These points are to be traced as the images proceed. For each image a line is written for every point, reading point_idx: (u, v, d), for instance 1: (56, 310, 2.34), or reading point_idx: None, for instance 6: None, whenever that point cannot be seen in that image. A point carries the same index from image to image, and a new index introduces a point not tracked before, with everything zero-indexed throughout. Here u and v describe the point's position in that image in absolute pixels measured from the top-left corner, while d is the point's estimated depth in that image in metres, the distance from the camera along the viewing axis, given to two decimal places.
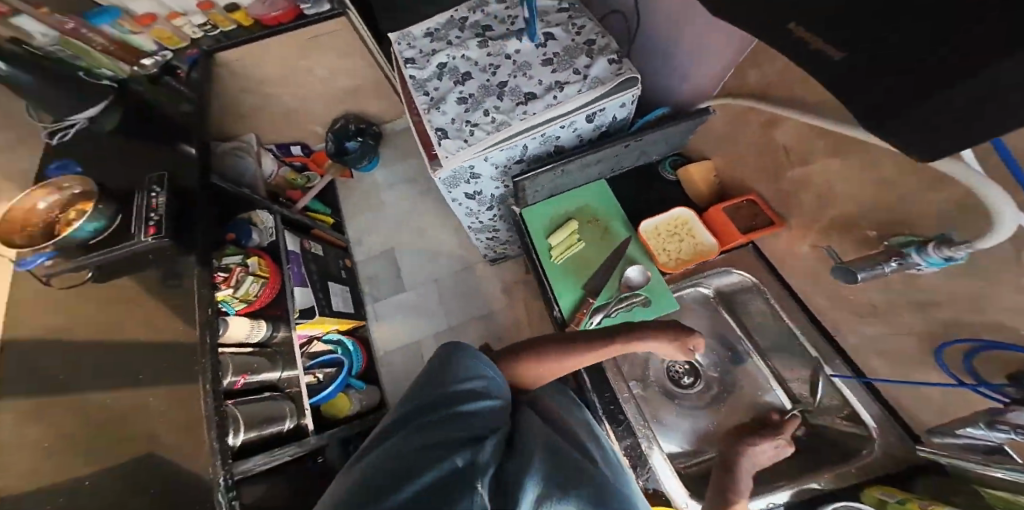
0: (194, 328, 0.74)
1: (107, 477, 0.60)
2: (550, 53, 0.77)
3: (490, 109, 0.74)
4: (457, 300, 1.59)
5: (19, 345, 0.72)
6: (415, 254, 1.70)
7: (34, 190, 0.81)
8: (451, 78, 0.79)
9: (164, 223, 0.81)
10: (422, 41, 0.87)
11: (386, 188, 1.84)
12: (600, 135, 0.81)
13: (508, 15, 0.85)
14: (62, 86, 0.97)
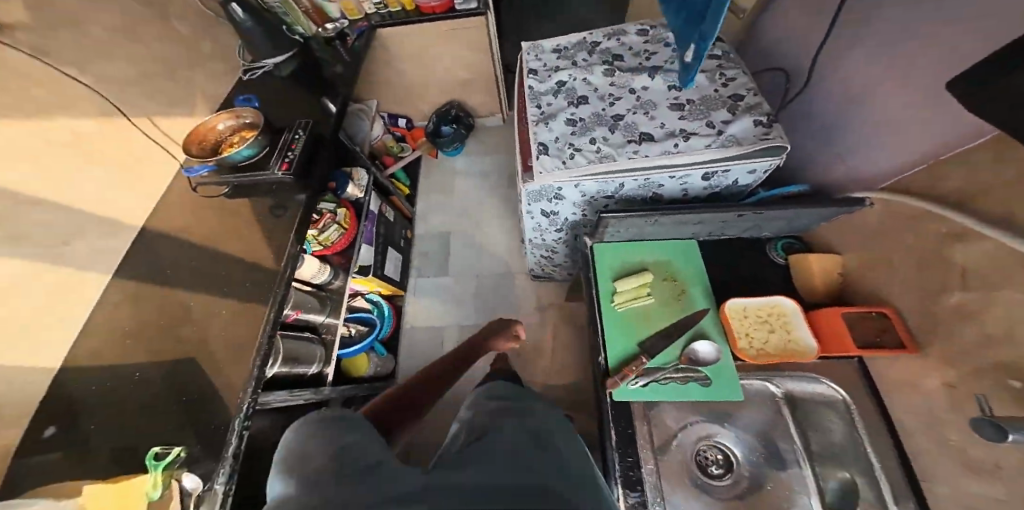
0: (281, 259, 0.84)
1: (153, 372, 0.68)
2: (681, 99, 0.72)
3: (598, 138, 0.70)
4: (493, 300, 1.59)
5: (147, 234, 0.84)
6: (469, 244, 1.73)
7: (219, 113, 0.93)
8: (567, 98, 0.77)
9: (295, 163, 0.89)
10: (550, 56, 0.86)
11: (462, 176, 1.91)
12: (711, 195, 0.73)
13: (645, 49, 0.82)
14: (270, 34, 1.17)
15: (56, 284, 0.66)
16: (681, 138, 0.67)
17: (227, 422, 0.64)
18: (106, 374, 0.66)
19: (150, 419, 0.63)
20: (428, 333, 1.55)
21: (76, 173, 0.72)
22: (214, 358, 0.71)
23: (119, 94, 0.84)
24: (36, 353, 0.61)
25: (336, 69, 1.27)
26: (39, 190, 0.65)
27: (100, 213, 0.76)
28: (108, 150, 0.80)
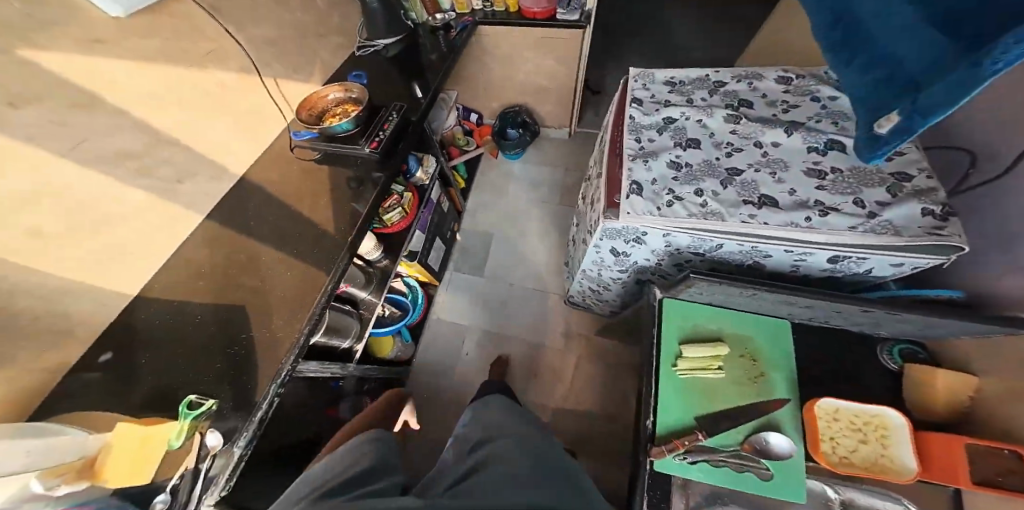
0: (350, 233, 0.85)
1: (212, 318, 0.71)
2: (818, 164, 0.63)
3: (706, 191, 0.63)
4: (526, 316, 1.52)
5: (244, 186, 0.90)
6: (511, 252, 1.66)
7: (330, 85, 1.00)
8: (674, 137, 0.71)
9: (384, 143, 0.94)
10: (661, 87, 0.80)
11: (517, 182, 1.85)
12: (829, 277, 0.64)
13: (781, 100, 0.74)
14: (387, 16, 1.22)
15: (165, 216, 0.74)
16: (817, 211, 0.59)
17: (260, 387, 0.65)
18: (178, 306, 0.72)
19: (201, 362, 0.66)
20: (449, 330, 1.51)
21: (203, 118, 0.80)
22: (269, 317, 0.72)
23: (257, 54, 0.93)
24: (124, 276, 0.68)
25: (439, 58, 1.28)
26: (169, 129, 0.74)
27: (214, 158, 0.83)
28: (234, 101, 0.88)
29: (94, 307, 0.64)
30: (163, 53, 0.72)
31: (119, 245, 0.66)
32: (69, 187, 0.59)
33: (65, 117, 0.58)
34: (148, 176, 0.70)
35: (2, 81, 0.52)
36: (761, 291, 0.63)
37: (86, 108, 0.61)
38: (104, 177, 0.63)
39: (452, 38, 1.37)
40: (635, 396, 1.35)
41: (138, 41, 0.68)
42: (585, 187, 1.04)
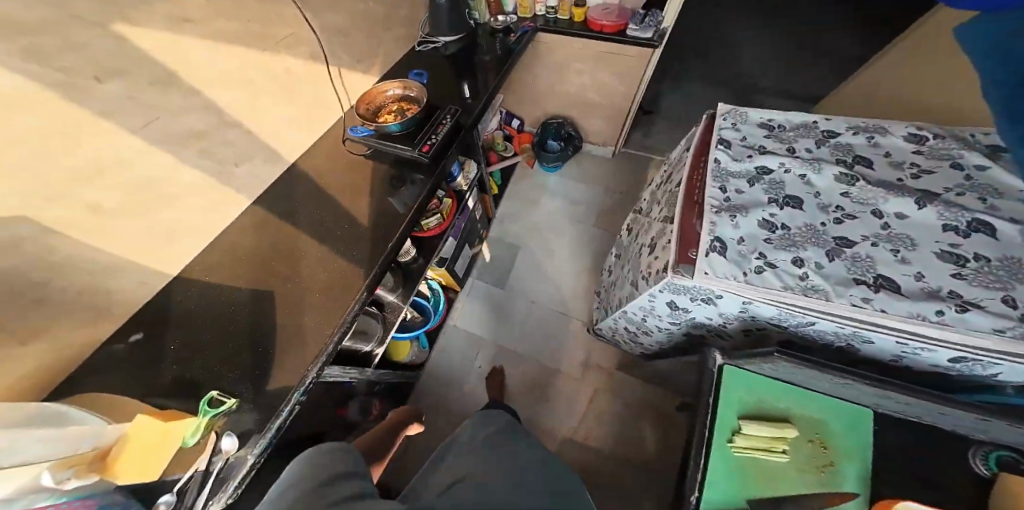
0: (392, 238, 0.81)
1: (246, 312, 0.71)
2: (953, 245, 0.54)
3: (808, 261, 0.55)
4: (544, 341, 1.39)
5: (294, 175, 0.90)
6: (536, 269, 1.52)
7: (393, 82, 0.97)
8: (768, 191, 0.63)
9: (435, 148, 0.92)
10: (757, 133, 0.73)
11: (549, 195, 1.70)
12: (940, 370, 0.57)
13: (902, 161, 0.66)
14: (452, 13, 1.19)
15: (215, 200, 0.75)
16: (954, 305, 0.49)
17: (280, 395, 0.63)
18: (216, 291, 0.72)
19: (227, 356, 0.66)
20: (460, 341, 1.41)
21: (265, 105, 0.80)
22: (301, 319, 0.70)
23: (328, 44, 0.92)
24: (169, 257, 0.68)
25: (500, 61, 1.22)
26: (234, 111, 0.74)
27: (270, 142, 0.83)
28: (298, 89, 0.88)
29: (137, 281, 0.64)
30: (239, 36, 0.72)
31: (171, 223, 0.67)
32: (133, 162, 0.59)
33: (139, 94, 0.58)
34: (207, 157, 0.70)
35: (99, 56, 0.53)
36: (855, 381, 0.57)
37: (163, 86, 0.61)
38: (167, 155, 0.64)
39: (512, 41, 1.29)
40: (655, 444, 1.22)
41: (221, 22, 0.68)
42: (637, 222, 0.95)
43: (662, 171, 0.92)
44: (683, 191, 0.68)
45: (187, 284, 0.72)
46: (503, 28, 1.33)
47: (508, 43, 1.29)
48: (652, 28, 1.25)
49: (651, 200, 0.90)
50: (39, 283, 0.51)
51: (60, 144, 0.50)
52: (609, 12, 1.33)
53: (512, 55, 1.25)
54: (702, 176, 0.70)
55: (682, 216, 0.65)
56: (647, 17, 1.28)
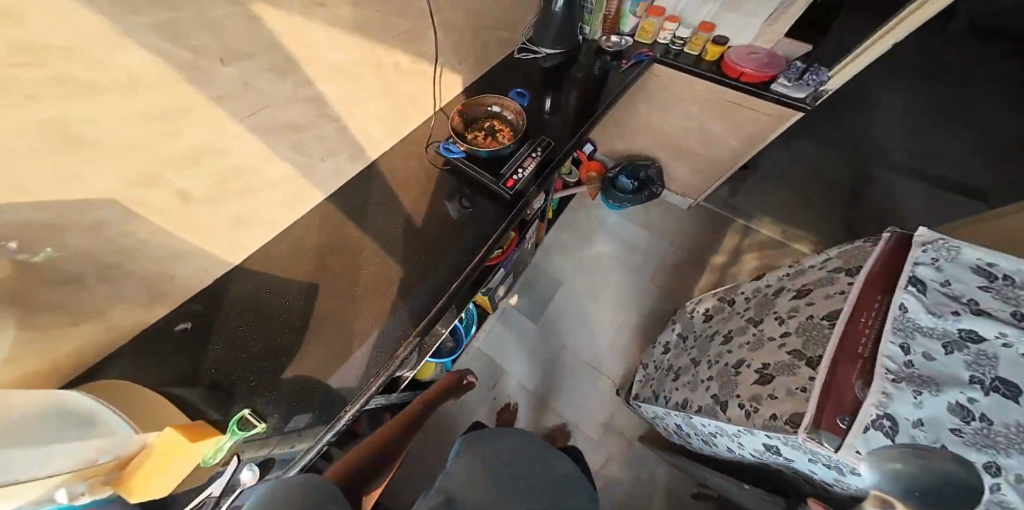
0: (459, 274, 0.76)
1: (295, 312, 0.68)
2: None
3: (1004, 471, 0.50)
4: (567, 396, 1.26)
5: (371, 170, 0.88)
6: (579, 316, 1.38)
7: (493, 96, 0.89)
8: (970, 366, 0.57)
9: (521, 185, 0.85)
10: (961, 274, 0.65)
11: (606, 233, 1.57)
12: None
13: None
14: (568, 27, 1.08)
15: (293, 190, 0.74)
16: None
17: (309, 429, 0.58)
18: (273, 289, 0.70)
19: (267, 365, 0.62)
20: (481, 371, 1.27)
21: (364, 104, 0.78)
22: (350, 344, 0.67)
23: (443, 42, 0.87)
24: (240, 237, 0.68)
25: (605, 90, 1.12)
26: (334, 102, 0.73)
27: (358, 135, 0.81)
28: (401, 88, 0.84)
29: (202, 266, 0.63)
30: (358, 27, 0.69)
31: (244, 212, 0.67)
32: (227, 149, 0.60)
33: (255, 80, 0.59)
34: (295, 150, 0.70)
35: (229, 37, 0.53)
36: None
37: (279, 73, 0.62)
38: (260, 144, 0.64)
39: (625, 68, 1.18)
40: None
41: (345, 13, 0.65)
42: (731, 319, 0.89)
43: (785, 272, 0.87)
44: (840, 336, 0.61)
45: (244, 274, 0.70)
46: (609, 53, 1.20)
47: (616, 69, 1.18)
48: (810, 87, 1.09)
49: (760, 306, 0.84)
50: (121, 255, 0.51)
51: (169, 126, 0.51)
52: (756, 58, 1.16)
53: (616, 83, 1.14)
54: (873, 320, 0.63)
55: (839, 370, 0.58)
56: (808, 72, 1.11)
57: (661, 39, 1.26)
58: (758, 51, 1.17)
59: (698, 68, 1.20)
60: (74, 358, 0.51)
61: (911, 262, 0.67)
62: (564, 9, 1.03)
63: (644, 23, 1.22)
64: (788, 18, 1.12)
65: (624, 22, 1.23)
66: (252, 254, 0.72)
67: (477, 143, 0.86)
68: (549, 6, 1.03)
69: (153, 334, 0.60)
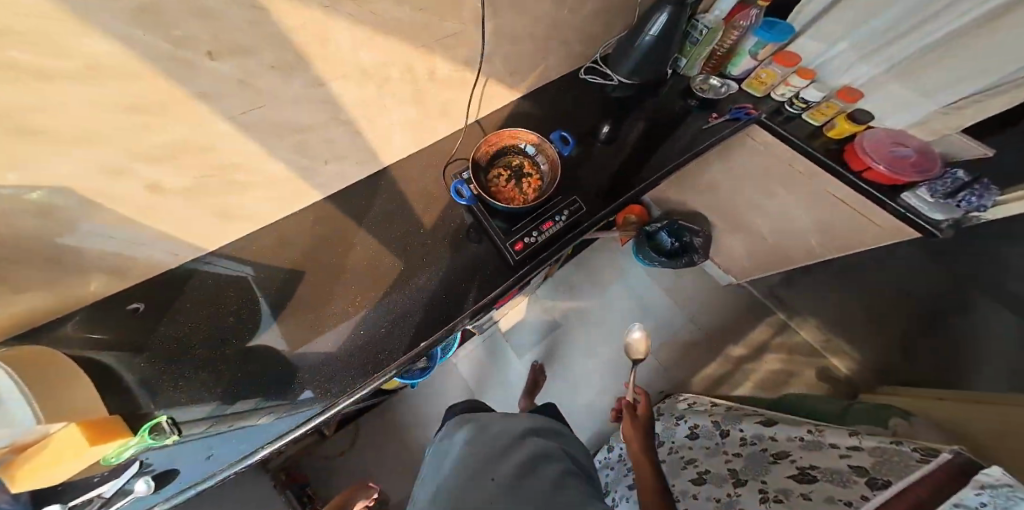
0: (441, 323, 0.72)
1: (254, 314, 0.69)
2: None
3: None
4: None
5: (381, 178, 0.82)
6: (565, 363, 1.32)
7: (531, 132, 0.77)
8: None
9: (530, 252, 0.75)
10: None
11: (624, 284, 1.45)
12: None
13: None
14: (658, 58, 0.89)
15: (289, 189, 0.71)
16: None
17: (217, 460, 0.60)
18: (242, 289, 0.69)
19: (209, 371, 0.62)
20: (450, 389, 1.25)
21: (384, 109, 0.70)
22: (311, 351, 0.68)
23: (494, 52, 0.74)
24: (223, 227, 0.67)
25: (675, 146, 0.95)
26: (349, 105, 0.65)
27: (371, 140, 0.74)
28: (431, 99, 0.75)
29: (170, 250, 0.63)
30: (393, 29, 0.59)
31: (226, 205, 0.64)
32: (215, 146, 0.55)
33: (255, 77, 0.52)
34: (296, 151, 0.65)
35: (232, 34, 0.45)
36: None
37: (285, 70, 0.54)
38: (254, 144, 0.59)
39: (712, 123, 0.99)
40: None
41: (377, 11, 0.55)
42: (715, 458, 0.91)
43: (798, 436, 0.85)
44: None
45: (215, 265, 0.69)
46: (698, 99, 1.01)
47: (698, 122, 1.00)
48: (957, 211, 0.83)
49: (752, 465, 0.83)
50: (81, 234, 0.51)
51: (143, 124, 0.47)
52: (898, 154, 0.89)
53: (692, 140, 0.96)
54: None
55: None
56: (964, 191, 0.83)
57: (776, 96, 1.03)
58: (907, 145, 0.90)
59: (813, 148, 0.96)
60: (15, 323, 0.52)
61: (951, 501, 0.56)
62: (657, 38, 0.85)
63: (763, 71, 1.01)
64: (977, 111, 0.83)
65: (736, 63, 1.02)
66: (231, 242, 0.71)
67: (500, 194, 0.76)
68: (639, 30, 0.86)
69: (105, 308, 0.61)
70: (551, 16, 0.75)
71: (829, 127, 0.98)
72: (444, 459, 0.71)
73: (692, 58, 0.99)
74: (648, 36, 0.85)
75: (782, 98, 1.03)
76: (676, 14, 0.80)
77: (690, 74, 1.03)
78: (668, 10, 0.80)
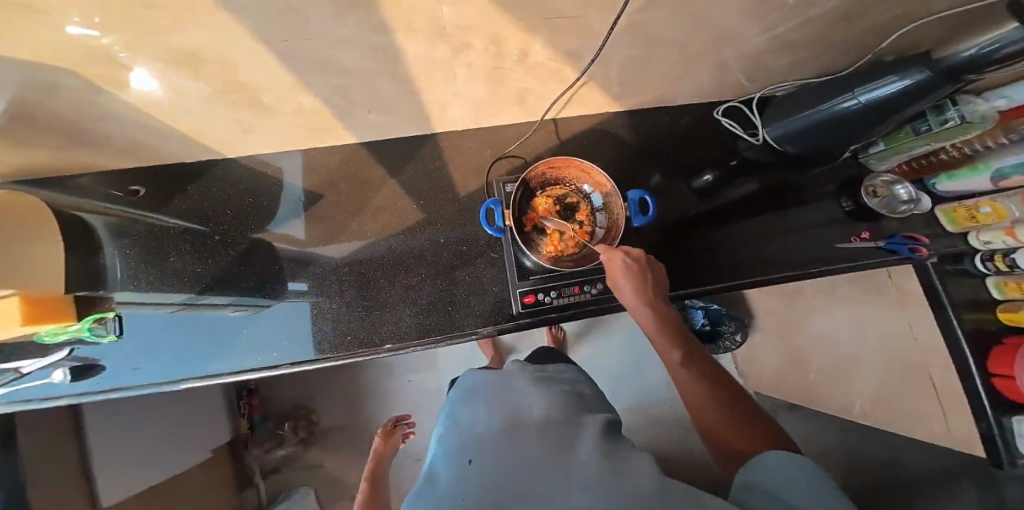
0: (416, 333, 0.65)
1: (250, 231, 0.68)
2: None
3: None
4: None
5: (423, 144, 0.71)
6: None
7: (605, 176, 0.59)
8: None
9: (536, 311, 0.64)
10: None
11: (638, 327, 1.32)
12: None
13: None
14: (848, 128, 0.63)
15: (322, 123, 0.62)
16: None
17: (141, 373, 0.62)
18: (240, 209, 0.67)
19: (175, 281, 0.65)
20: None
21: (454, 77, 0.56)
22: (323, 254, 0.67)
23: (614, 50, 0.56)
24: (244, 136, 0.62)
25: (772, 251, 0.78)
26: (413, 63, 0.52)
27: (428, 104, 0.61)
28: (512, 83, 0.59)
29: (184, 145, 0.62)
30: None
31: (246, 122, 0.58)
32: (238, 64, 0.45)
33: (304, 7, 0.39)
34: (336, 92, 0.55)
35: None
36: None
37: (346, 6, 0.39)
38: (291, 76, 0.50)
39: (849, 246, 0.77)
40: None
41: None
42: None
43: None
44: None
45: (224, 172, 0.68)
46: (857, 203, 0.77)
47: (825, 233, 0.79)
48: None
49: None
50: (86, 101, 0.46)
51: (151, 32, 0.38)
52: None
53: (807, 255, 0.78)
54: None
55: None
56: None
57: (976, 244, 0.66)
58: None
59: (959, 324, 0.66)
60: (39, 169, 0.59)
61: None
62: (870, 104, 0.58)
63: (987, 203, 0.62)
64: None
65: (957, 176, 0.65)
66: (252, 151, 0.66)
67: (540, 233, 0.62)
68: (846, 86, 0.60)
69: (116, 176, 0.65)
70: (715, 27, 0.55)
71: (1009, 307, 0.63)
72: (447, 430, 0.66)
73: (895, 148, 0.70)
74: (856, 102, 0.59)
75: (984, 247, 0.65)
76: (927, 90, 0.51)
77: (873, 166, 0.78)
78: (920, 77, 0.51)
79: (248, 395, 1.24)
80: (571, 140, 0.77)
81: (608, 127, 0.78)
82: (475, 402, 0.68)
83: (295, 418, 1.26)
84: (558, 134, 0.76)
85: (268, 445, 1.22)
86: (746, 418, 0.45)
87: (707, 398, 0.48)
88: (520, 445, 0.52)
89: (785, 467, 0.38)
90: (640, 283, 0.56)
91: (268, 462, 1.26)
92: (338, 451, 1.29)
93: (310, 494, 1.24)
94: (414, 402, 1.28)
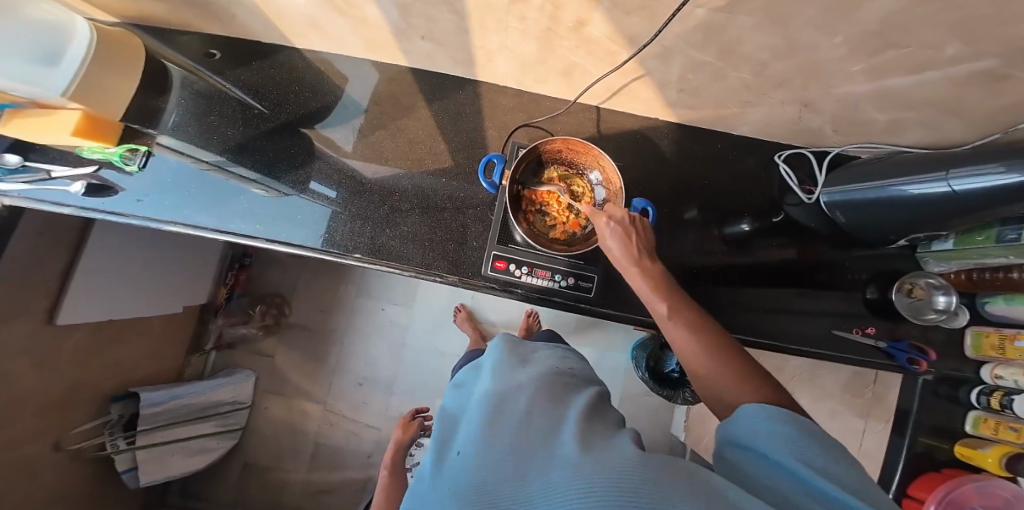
0: (382, 255, 0.68)
1: (283, 114, 0.73)
2: None
3: None
4: (410, 364, 1.39)
5: (465, 88, 0.73)
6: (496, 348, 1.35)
7: (616, 174, 0.58)
8: None
9: (503, 279, 0.66)
10: None
11: (608, 346, 1.31)
12: None
13: None
14: (934, 213, 0.51)
15: (383, 39, 0.66)
16: None
17: (138, 206, 0.68)
18: (284, 93, 0.73)
19: (208, 136, 0.72)
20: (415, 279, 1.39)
21: (508, 31, 0.56)
22: (354, 164, 0.71)
23: (684, 50, 0.53)
24: (313, 28, 0.65)
25: (766, 313, 0.73)
26: (475, 6, 0.52)
27: (479, 49, 0.63)
28: (562, 53, 0.59)
29: (265, 27, 0.67)
30: None
31: (317, 17, 0.62)
32: None
33: None
34: (399, 13, 0.56)
35: None
36: None
37: None
38: None
39: (847, 337, 0.71)
40: (334, 470, 1.37)
41: None
42: None
43: None
44: None
45: (286, 59, 0.73)
46: (884, 295, 0.70)
47: (835, 316, 0.72)
48: None
49: None
50: None
51: None
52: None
53: (798, 330, 0.72)
54: None
55: None
56: None
57: (985, 377, 0.66)
58: None
59: None
60: (153, 16, 0.68)
61: None
62: (967, 192, 0.45)
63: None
64: None
65: (1015, 301, 0.60)
66: (314, 44, 0.70)
67: (543, 216, 0.63)
68: (945, 163, 0.48)
69: (203, 38, 0.72)
70: (809, 53, 0.48)
71: (969, 442, 0.66)
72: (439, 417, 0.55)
73: (962, 252, 0.61)
74: (946, 187, 0.48)
75: (990, 382, 0.66)
76: None
77: (927, 265, 0.70)
78: None
79: (237, 268, 1.41)
80: (610, 133, 0.76)
81: (648, 132, 0.77)
82: (470, 382, 0.59)
83: (269, 304, 1.42)
84: (598, 124, 0.75)
85: (236, 318, 1.39)
86: (741, 373, 0.40)
87: (705, 354, 0.42)
88: (511, 422, 0.43)
89: (761, 422, 0.32)
90: (629, 244, 0.51)
91: (226, 334, 1.41)
92: (292, 348, 1.43)
93: (251, 379, 1.38)
94: (382, 331, 1.41)
